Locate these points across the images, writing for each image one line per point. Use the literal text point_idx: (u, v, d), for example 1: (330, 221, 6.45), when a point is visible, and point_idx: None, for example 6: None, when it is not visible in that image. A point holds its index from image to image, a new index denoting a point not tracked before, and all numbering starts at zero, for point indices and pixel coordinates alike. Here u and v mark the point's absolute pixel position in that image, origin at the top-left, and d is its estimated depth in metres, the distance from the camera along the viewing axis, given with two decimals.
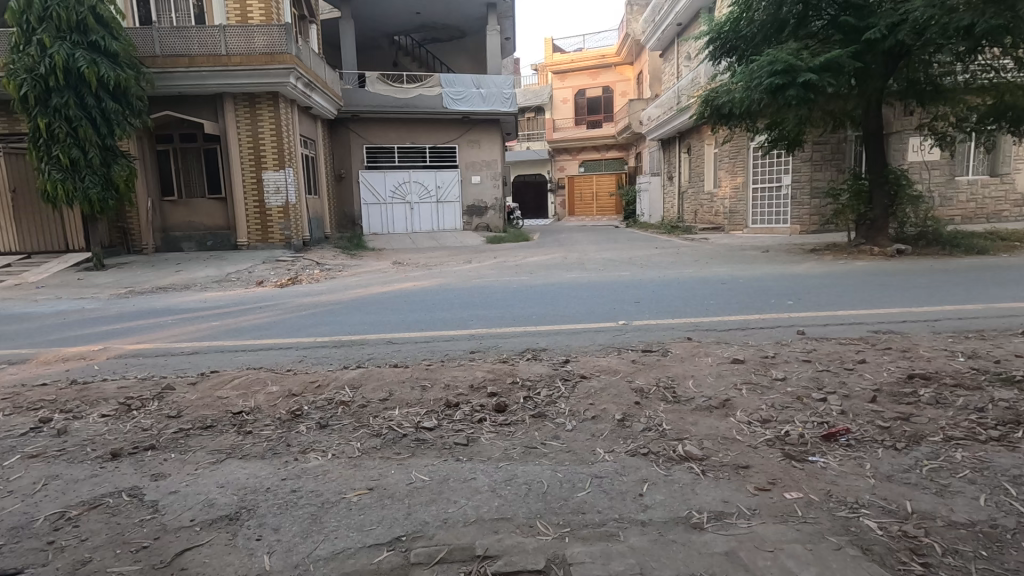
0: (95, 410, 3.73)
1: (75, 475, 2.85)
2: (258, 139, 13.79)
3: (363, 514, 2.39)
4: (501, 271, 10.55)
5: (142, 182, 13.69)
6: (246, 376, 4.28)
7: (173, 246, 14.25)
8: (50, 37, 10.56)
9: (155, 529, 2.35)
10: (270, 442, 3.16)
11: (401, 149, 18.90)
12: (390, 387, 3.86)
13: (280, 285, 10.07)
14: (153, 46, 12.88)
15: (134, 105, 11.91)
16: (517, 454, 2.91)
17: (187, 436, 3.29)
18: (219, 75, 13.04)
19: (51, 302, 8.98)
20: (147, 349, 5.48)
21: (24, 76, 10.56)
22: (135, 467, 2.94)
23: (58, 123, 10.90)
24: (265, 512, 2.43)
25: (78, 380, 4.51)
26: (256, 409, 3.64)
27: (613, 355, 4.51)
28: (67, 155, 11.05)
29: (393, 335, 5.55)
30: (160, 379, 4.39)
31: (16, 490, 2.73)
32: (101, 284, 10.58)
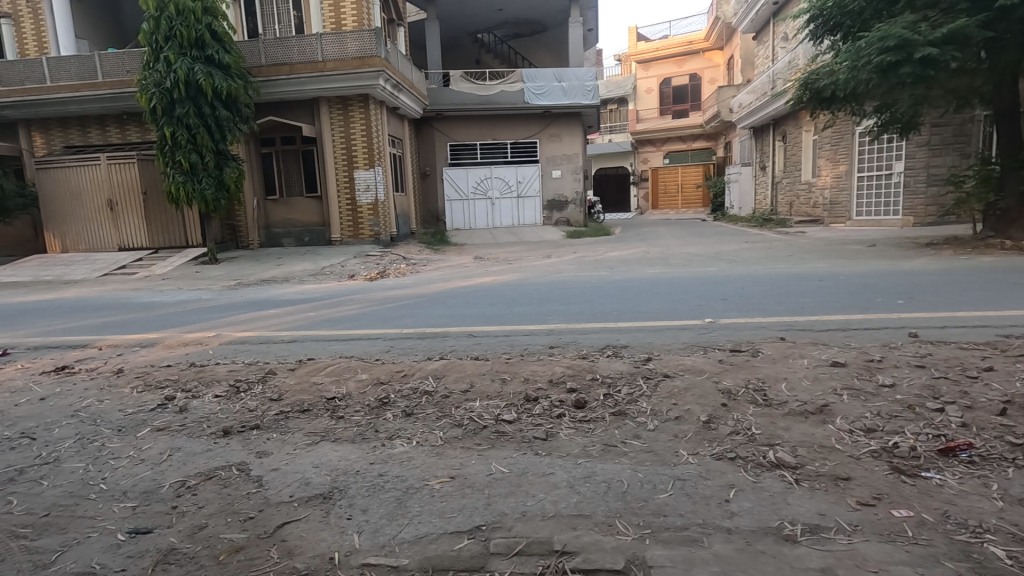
0: (208, 390, 4.13)
1: (193, 449, 3.17)
2: (350, 139, 14.59)
3: (445, 501, 2.47)
4: (581, 266, 10.45)
5: (249, 182, 14.91)
6: (338, 363, 4.55)
7: (275, 242, 15.42)
8: (174, 54, 11.75)
9: (260, 502, 2.57)
10: (360, 427, 3.35)
11: (483, 146, 19.22)
12: (471, 379, 3.96)
13: (369, 278, 10.60)
14: (258, 57, 13.93)
15: (243, 113, 12.97)
16: (595, 452, 2.88)
17: (287, 418, 3.56)
18: (315, 80, 13.87)
19: (174, 292, 10.04)
20: (253, 337, 5.98)
21: (153, 90, 11.84)
22: (243, 444, 3.22)
23: (180, 131, 12.11)
24: (355, 493, 2.58)
25: (196, 363, 5.01)
26: (347, 395, 3.87)
27: (697, 355, 4.33)
28: (187, 160, 12.27)
29: (474, 329, 5.66)
30: (264, 364, 4.78)
31: (147, 458, 3.08)
32: (215, 277, 11.66)
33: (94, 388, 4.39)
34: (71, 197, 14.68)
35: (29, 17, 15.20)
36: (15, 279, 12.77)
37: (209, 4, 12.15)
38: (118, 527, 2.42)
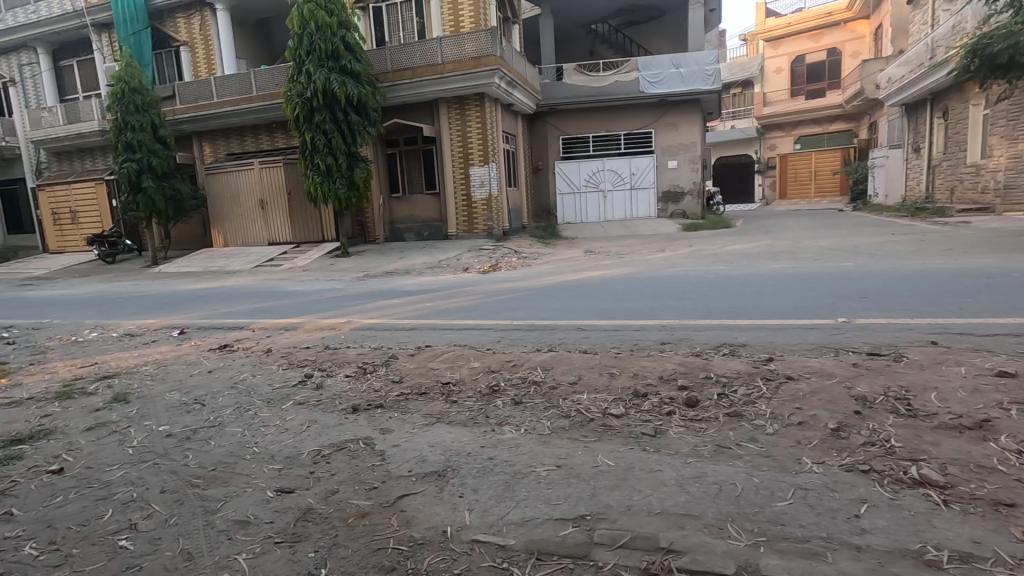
0: (340, 370, 4.58)
1: (327, 422, 3.54)
2: (466, 137, 15.19)
3: (551, 488, 2.52)
4: (697, 260, 9.99)
5: (376, 181, 16.08)
6: (453, 351, 4.80)
7: (397, 237, 16.50)
8: (314, 66, 13.00)
9: (382, 474, 2.80)
10: (472, 411, 3.52)
11: (596, 138, 18.99)
12: (579, 372, 3.98)
13: (483, 271, 11.01)
14: (385, 63, 14.93)
15: (371, 116, 14.00)
16: (707, 452, 2.77)
17: (407, 399, 3.84)
18: (435, 82, 14.57)
19: (312, 282, 11.17)
20: (378, 324, 6.51)
21: (297, 100, 13.21)
22: (369, 420, 3.53)
23: (318, 136, 13.39)
24: (467, 473, 2.73)
25: (330, 345, 5.56)
26: (461, 381, 4.09)
27: (826, 357, 3.98)
28: (324, 162, 13.55)
29: (583, 322, 5.66)
30: (387, 349, 5.18)
31: (290, 427, 3.50)
32: (347, 269, 12.76)
33: (249, 364, 5.06)
34: (232, 198, 16.88)
35: (202, 43, 17.62)
36: (190, 269, 14.98)
37: (344, 18, 13.24)
38: (267, 485, 2.78)
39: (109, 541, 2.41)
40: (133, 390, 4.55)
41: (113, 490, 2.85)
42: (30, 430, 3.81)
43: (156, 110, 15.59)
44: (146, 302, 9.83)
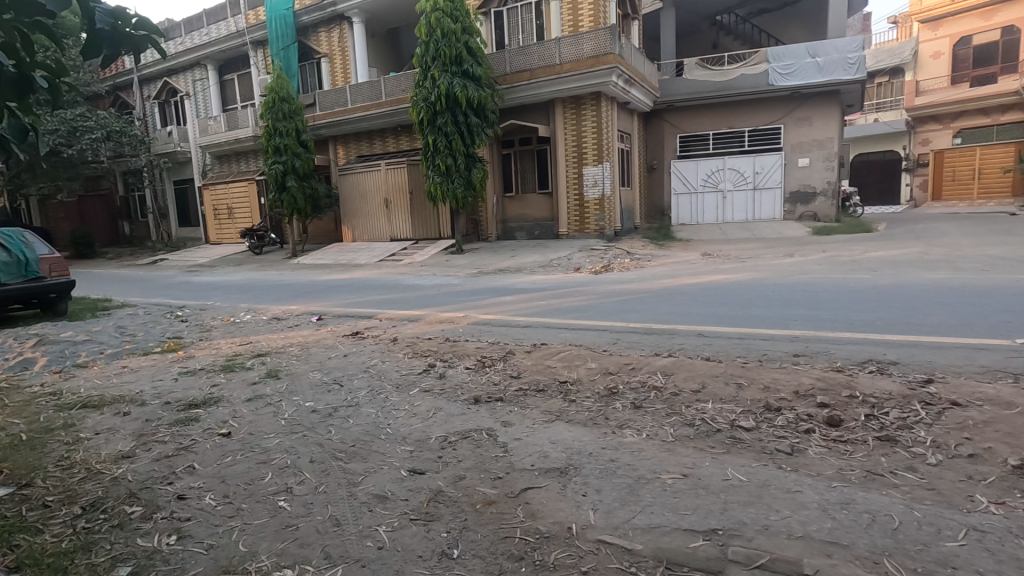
0: (461, 362, 4.78)
1: (451, 410, 3.72)
2: (581, 136, 15.16)
3: (678, 498, 2.45)
4: (832, 267, 9.13)
5: (491, 181, 16.55)
6: (569, 350, 4.83)
7: (509, 235, 16.87)
8: (439, 72, 13.68)
9: (506, 465, 2.89)
10: (591, 412, 3.51)
11: (717, 135, 18.03)
12: (702, 379, 3.82)
13: (595, 271, 10.93)
14: (504, 66, 15.32)
15: (489, 118, 14.45)
16: (854, 477, 2.54)
17: (526, 394, 3.93)
18: (552, 83, 14.68)
19: (430, 277, 11.80)
20: (494, 319, 6.71)
21: (422, 105, 14.00)
22: (490, 412, 3.66)
23: (440, 138, 14.06)
24: (589, 473, 2.73)
25: (450, 338, 5.83)
26: (579, 380, 4.10)
27: (1001, 383, 3.46)
28: (444, 163, 14.22)
29: (704, 328, 5.42)
30: (505, 344, 5.33)
31: (418, 412, 3.73)
32: (462, 265, 13.29)
33: (378, 351, 5.45)
34: (361, 197, 18.26)
35: (339, 54, 19.22)
36: (323, 261, 16.44)
37: (467, 24, 13.80)
38: (401, 465, 2.98)
39: (271, 500, 2.72)
40: (283, 368, 5.09)
41: (271, 456, 3.22)
42: (203, 396, 4.42)
43: (300, 117, 17.32)
44: (289, 290, 10.96)
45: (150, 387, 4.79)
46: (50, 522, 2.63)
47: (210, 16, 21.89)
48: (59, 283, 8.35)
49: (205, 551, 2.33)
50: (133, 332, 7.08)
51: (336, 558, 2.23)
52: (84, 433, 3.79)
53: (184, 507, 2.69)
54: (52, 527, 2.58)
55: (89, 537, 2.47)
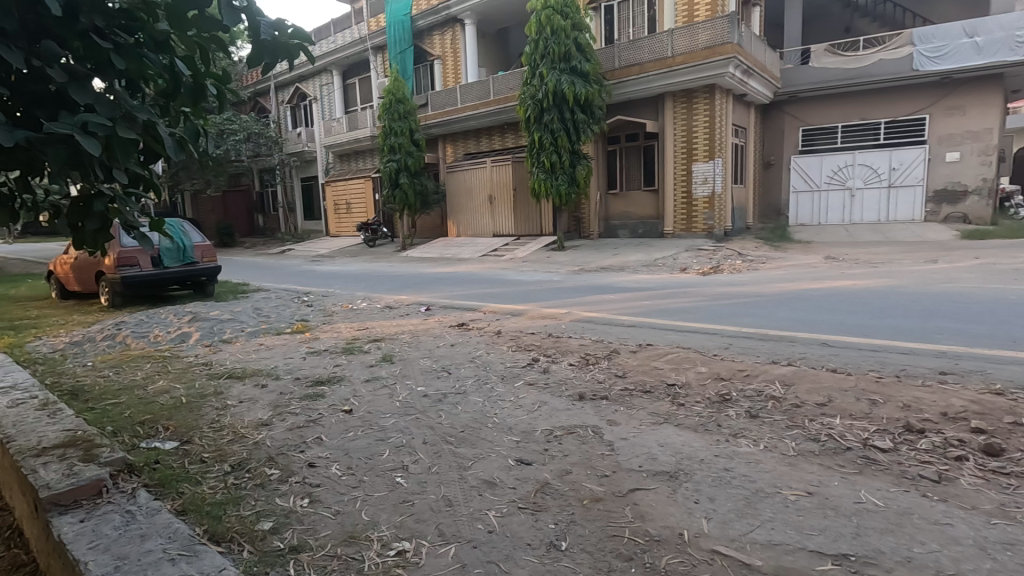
0: (565, 358, 4.80)
1: (556, 405, 3.75)
2: (692, 132, 14.54)
3: (802, 516, 2.29)
4: (988, 275, 7.98)
5: (594, 178, 16.38)
6: (677, 353, 4.67)
7: (611, 233, 16.59)
8: (547, 69, 13.77)
9: (612, 464, 2.87)
10: (702, 418, 3.37)
11: (846, 128, 16.45)
12: (829, 393, 3.53)
13: (703, 272, 10.46)
14: (613, 61, 15.09)
15: (596, 114, 14.30)
16: (1021, 517, 2.21)
17: (631, 395, 3.85)
18: (663, 76, 14.20)
19: (532, 273, 11.92)
20: (597, 317, 6.65)
21: (530, 102, 14.17)
22: (595, 410, 3.63)
23: (546, 135, 14.12)
24: (702, 480, 2.63)
25: (553, 333, 5.87)
26: (687, 384, 3.95)
27: None
28: (549, 160, 14.29)
29: (829, 337, 4.98)
30: (609, 343, 5.27)
31: (524, 404, 3.80)
32: (563, 262, 13.30)
33: (483, 343, 5.61)
34: (466, 193, 18.87)
35: (451, 55, 19.97)
36: (430, 254, 17.22)
37: (577, 20, 13.74)
38: (508, 454, 3.06)
39: (389, 476, 2.90)
40: (396, 353, 5.41)
41: (388, 435, 3.43)
42: (328, 374, 4.84)
43: (413, 117, 18.27)
44: (399, 281, 11.61)
45: (283, 364, 5.31)
46: (206, 475, 3.00)
47: (337, 25, 23.69)
48: (208, 268, 9.46)
49: (333, 516, 2.54)
50: (266, 314, 7.86)
51: (450, 537, 2.33)
52: (230, 401, 4.28)
53: (313, 475, 2.95)
54: (208, 480, 2.94)
55: (237, 493, 2.78)
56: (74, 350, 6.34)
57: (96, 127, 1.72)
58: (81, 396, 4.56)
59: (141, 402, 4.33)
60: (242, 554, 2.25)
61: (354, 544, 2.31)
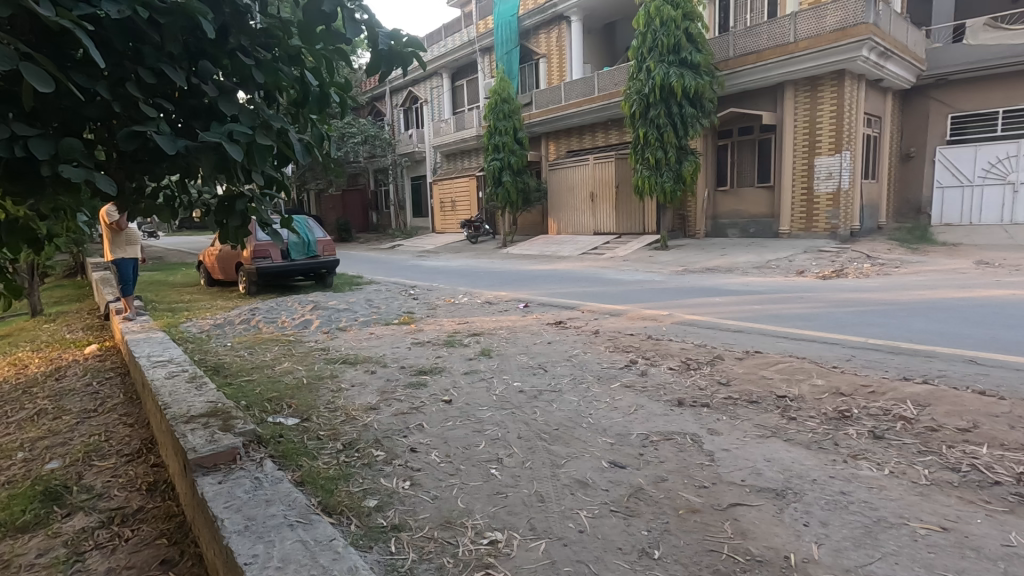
0: (664, 362, 4.65)
1: (653, 409, 3.64)
2: (815, 123, 13.41)
3: (933, 553, 2.05)
4: None
5: (703, 174, 15.63)
6: (790, 362, 4.35)
7: (720, 232, 15.74)
8: (655, 62, 13.35)
9: (712, 475, 2.74)
10: (815, 434, 3.11)
11: (1008, 114, 13.95)
12: (974, 418, 3.11)
13: (823, 276, 9.62)
14: (727, 50, 14.30)
15: (706, 107, 13.63)
16: None
17: (735, 404, 3.64)
18: (783, 64, 13.18)
19: (632, 272, 11.65)
20: (700, 321, 6.36)
21: (636, 97, 13.83)
22: (695, 417, 3.48)
23: (651, 131, 13.72)
24: (814, 501, 2.44)
25: (652, 335, 5.71)
26: (800, 397, 3.66)
27: None
28: (654, 156, 13.85)
29: (975, 354, 4.38)
30: (713, 348, 5.02)
31: (620, 406, 3.73)
32: (666, 262, 12.86)
33: (580, 342, 5.58)
34: (568, 191, 18.84)
35: (557, 53, 20.05)
36: (530, 252, 17.41)
37: (688, 9, 13.19)
38: (601, 455, 3.03)
39: (484, 467, 2.99)
40: (494, 348, 5.55)
41: (484, 427, 3.54)
42: (430, 364, 5.09)
43: (517, 116, 18.61)
44: (499, 277, 11.88)
45: (390, 352, 5.65)
46: (321, 452, 3.28)
47: (447, 29, 24.66)
48: (328, 261, 10.38)
49: (431, 500, 2.67)
50: (377, 305, 8.41)
51: (541, 532, 2.36)
52: (344, 384, 4.64)
53: (414, 459, 3.12)
54: (323, 456, 3.22)
55: (347, 470, 3.02)
56: (217, 331, 7.21)
57: (239, 136, 1.93)
58: (223, 372, 5.18)
59: (270, 380, 4.84)
60: (349, 527, 2.44)
61: (449, 529, 2.41)
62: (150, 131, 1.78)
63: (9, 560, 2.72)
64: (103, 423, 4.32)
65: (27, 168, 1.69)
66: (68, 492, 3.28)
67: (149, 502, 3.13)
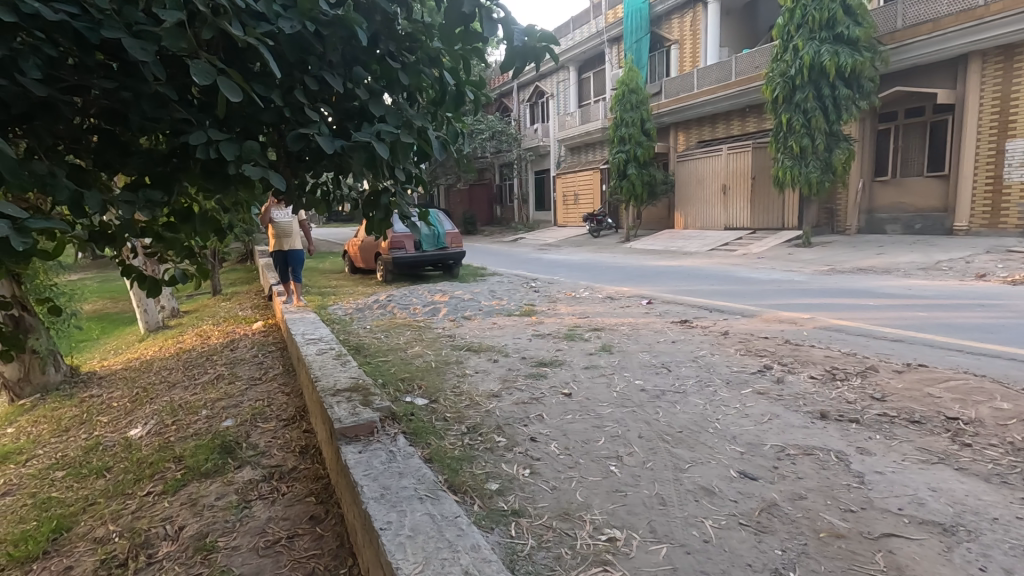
0: (804, 369, 4.25)
1: (791, 420, 3.34)
2: (1008, 99, 11.35)
3: None
4: None
5: (857, 163, 13.98)
6: (965, 380, 3.76)
7: (876, 228, 14.00)
8: (804, 40, 12.18)
9: (862, 499, 2.46)
10: (998, 466, 2.66)
11: None
12: None
13: (1010, 281, 8.16)
14: (895, 21, 12.64)
15: (865, 87, 12.14)
16: None
17: (891, 423, 3.23)
18: (969, 32, 11.34)
19: (768, 271, 10.76)
20: (848, 327, 5.72)
21: (779, 80, 12.71)
22: (841, 433, 3.13)
23: (796, 116, 12.55)
24: (993, 544, 2.10)
25: (790, 340, 5.25)
26: (977, 421, 3.15)
27: None
28: (798, 144, 12.66)
29: None
30: (864, 358, 4.49)
31: (751, 414, 3.48)
32: (808, 260, 11.73)
33: (707, 343, 5.30)
34: (697, 184, 17.95)
35: (690, 38, 19.11)
36: (654, 247, 16.83)
37: None
38: (730, 464, 2.85)
39: (603, 463, 2.96)
40: (615, 344, 5.46)
41: (604, 423, 3.50)
42: (550, 357, 5.14)
43: (645, 107, 18.10)
44: (621, 272, 11.64)
45: (512, 343, 5.80)
46: (447, 433, 3.46)
47: (576, 22, 24.55)
48: (455, 253, 10.92)
49: (550, 490, 2.70)
50: (500, 296, 8.67)
51: (662, 536, 2.29)
52: (468, 370, 4.87)
53: (534, 448, 3.18)
54: (449, 437, 3.40)
55: (470, 452, 3.16)
56: (358, 314, 7.90)
57: (387, 135, 2.09)
58: (363, 352, 5.67)
59: (403, 362, 5.21)
60: (473, 507, 2.56)
61: (568, 520, 2.43)
62: (313, 134, 1.99)
63: (196, 500, 3.23)
64: (266, 390, 4.97)
65: (217, 168, 1.97)
66: (239, 448, 3.81)
67: (301, 463, 3.54)
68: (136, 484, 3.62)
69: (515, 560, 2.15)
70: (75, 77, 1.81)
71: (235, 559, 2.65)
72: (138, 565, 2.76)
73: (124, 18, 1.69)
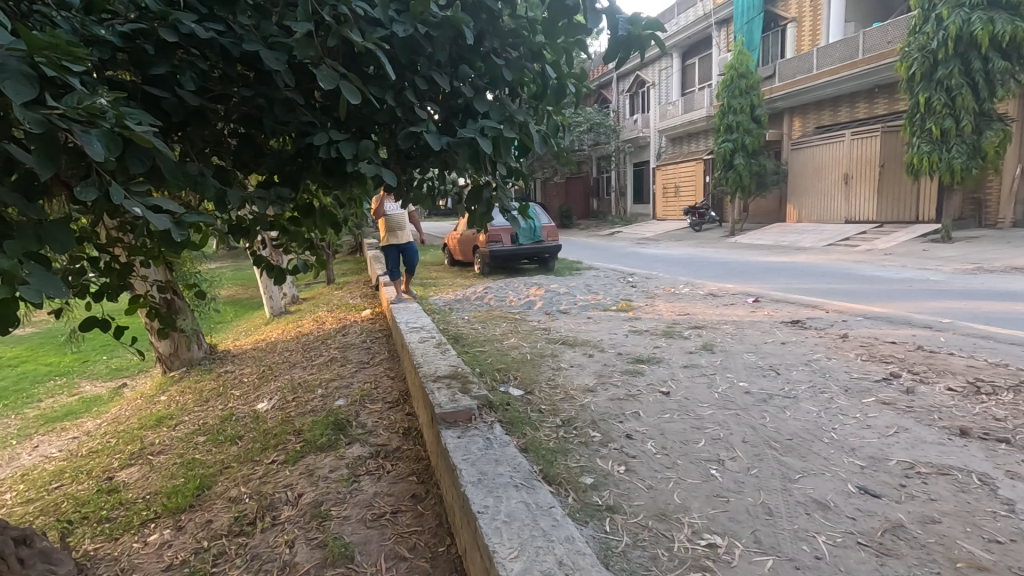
0: (941, 380, 3.80)
1: (922, 435, 3.01)
2: None
3: None
4: None
5: (1015, 147, 12.30)
6: None
7: None
8: (949, 8, 10.79)
9: (1011, 530, 2.18)
10: None
11: None
12: None
13: None
14: None
15: None
16: None
17: None
18: None
19: (897, 269, 9.70)
20: (997, 333, 5.02)
21: (916, 55, 11.34)
22: (986, 454, 2.77)
23: (937, 95, 11.16)
24: None
25: (923, 346, 4.71)
26: None
27: None
28: (939, 127, 11.25)
29: None
30: (1018, 371, 3.92)
31: (874, 426, 3.17)
32: (946, 258, 10.44)
33: (823, 346, 4.89)
34: (814, 174, 16.58)
35: (810, 14, 17.58)
36: (762, 241, 15.78)
37: None
38: (848, 477, 2.63)
39: (703, 466, 2.85)
40: (717, 344, 5.20)
41: (705, 424, 3.36)
42: (647, 354, 5.01)
43: (757, 91, 16.94)
44: (726, 267, 11.04)
45: (608, 338, 5.73)
46: (542, 424, 3.51)
47: (681, 6, 23.49)
48: (551, 246, 10.97)
49: (646, 489, 2.65)
50: (596, 290, 8.59)
51: (768, 547, 2.16)
52: (563, 363, 4.88)
53: (630, 445, 3.13)
54: (545, 428, 3.43)
55: (566, 445, 3.18)
56: (457, 305, 8.19)
57: (490, 130, 2.13)
58: (461, 342, 5.88)
59: (499, 353, 5.33)
60: (568, 498, 2.57)
61: (664, 521, 2.37)
62: (421, 131, 2.08)
63: (313, 470, 3.55)
64: (374, 373, 5.32)
65: (337, 166, 2.12)
66: (350, 426, 4.12)
67: (404, 443, 3.75)
68: (263, 452, 4.04)
69: (610, 556, 2.13)
70: (219, 87, 2.03)
71: (345, 527, 2.87)
72: (264, 524, 3.08)
73: (261, 32, 1.88)
